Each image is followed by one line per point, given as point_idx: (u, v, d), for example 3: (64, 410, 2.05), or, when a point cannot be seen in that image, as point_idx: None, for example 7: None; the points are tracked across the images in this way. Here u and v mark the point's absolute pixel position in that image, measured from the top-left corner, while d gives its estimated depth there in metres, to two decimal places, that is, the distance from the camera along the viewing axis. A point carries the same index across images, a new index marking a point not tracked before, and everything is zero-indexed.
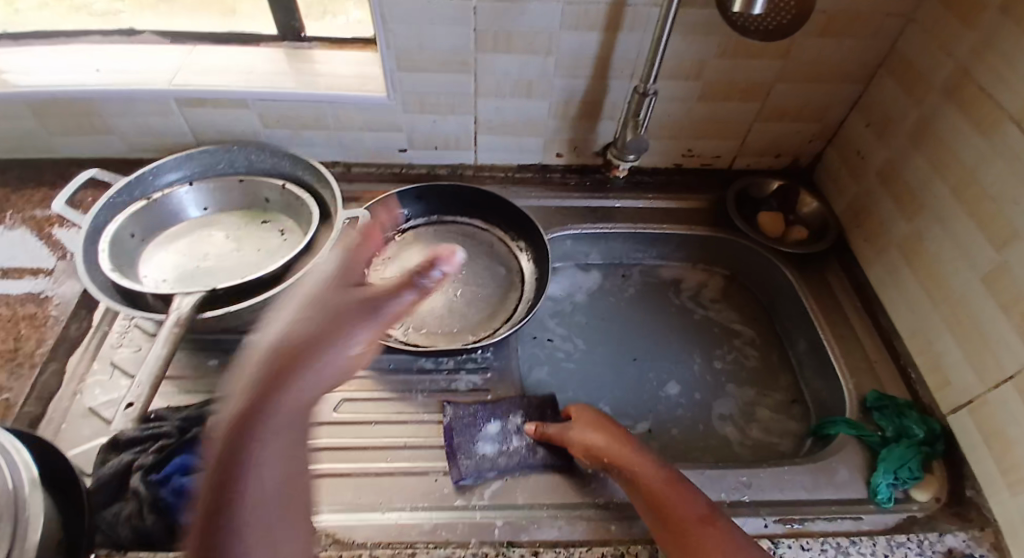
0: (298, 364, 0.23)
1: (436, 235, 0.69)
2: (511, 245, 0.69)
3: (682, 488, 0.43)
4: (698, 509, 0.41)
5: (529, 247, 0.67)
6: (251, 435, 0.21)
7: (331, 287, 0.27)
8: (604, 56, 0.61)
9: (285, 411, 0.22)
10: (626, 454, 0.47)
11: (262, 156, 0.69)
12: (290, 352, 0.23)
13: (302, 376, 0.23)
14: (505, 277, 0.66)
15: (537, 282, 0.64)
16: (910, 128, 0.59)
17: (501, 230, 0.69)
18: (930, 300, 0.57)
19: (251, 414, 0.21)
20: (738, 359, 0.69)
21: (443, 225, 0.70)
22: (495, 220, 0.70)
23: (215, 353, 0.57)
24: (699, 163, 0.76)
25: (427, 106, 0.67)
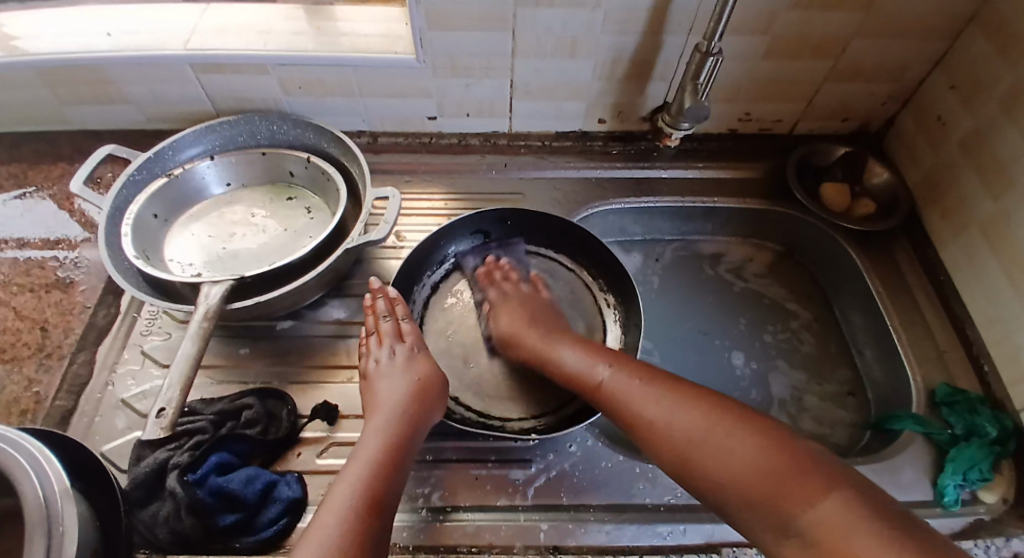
0: (389, 455, 0.41)
1: (517, 264, 0.62)
2: (598, 295, 0.60)
3: (568, 361, 0.47)
4: (573, 380, 0.46)
5: (621, 306, 0.58)
6: (366, 515, 0.36)
7: (394, 403, 0.44)
8: (660, 9, 0.54)
9: (381, 505, 0.37)
10: (557, 348, 0.49)
11: (284, 127, 0.64)
12: (382, 456, 0.40)
13: (390, 477, 0.39)
14: (585, 336, 0.57)
15: (621, 356, 0.54)
16: (1000, 94, 0.51)
17: (589, 273, 0.61)
18: (1011, 287, 0.51)
19: (369, 511, 0.36)
20: (791, 340, 0.64)
21: (524, 253, 0.62)
22: (583, 260, 0.61)
23: (245, 341, 0.55)
24: (756, 128, 0.69)
25: (459, 69, 0.61)
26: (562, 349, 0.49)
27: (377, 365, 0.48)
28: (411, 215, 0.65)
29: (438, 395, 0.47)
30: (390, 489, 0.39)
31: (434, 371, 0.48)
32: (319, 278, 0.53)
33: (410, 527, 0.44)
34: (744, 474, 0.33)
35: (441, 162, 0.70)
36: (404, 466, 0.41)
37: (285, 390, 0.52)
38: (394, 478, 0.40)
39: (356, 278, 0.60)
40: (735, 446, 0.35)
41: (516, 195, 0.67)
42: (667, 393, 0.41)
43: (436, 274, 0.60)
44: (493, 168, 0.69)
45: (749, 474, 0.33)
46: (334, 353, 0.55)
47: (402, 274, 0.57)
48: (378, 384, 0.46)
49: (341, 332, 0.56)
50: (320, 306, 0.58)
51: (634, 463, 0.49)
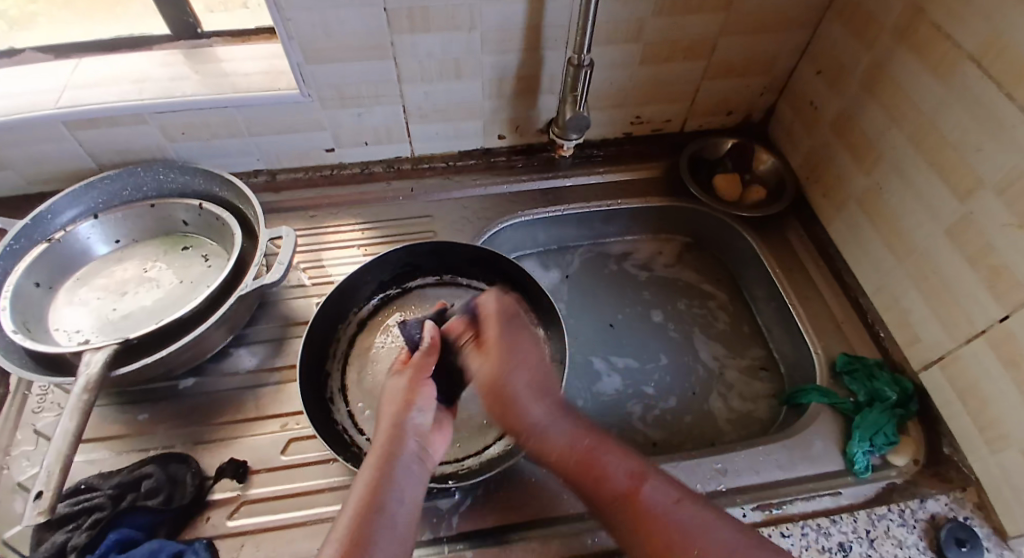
0: (393, 479, 0.37)
1: (446, 297, 0.60)
2: None
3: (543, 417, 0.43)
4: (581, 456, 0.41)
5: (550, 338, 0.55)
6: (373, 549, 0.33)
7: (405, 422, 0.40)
8: (533, 26, 0.56)
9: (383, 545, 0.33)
10: (516, 372, 0.43)
11: (171, 174, 0.62)
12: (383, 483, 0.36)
13: (393, 503, 0.35)
14: None
15: None
16: (862, 75, 0.55)
17: None
18: (893, 255, 0.55)
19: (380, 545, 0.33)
20: (707, 317, 0.67)
21: (455, 285, 0.60)
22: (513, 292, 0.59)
23: (144, 405, 0.52)
24: (649, 130, 0.71)
25: (347, 99, 0.60)
26: (514, 373, 0.43)
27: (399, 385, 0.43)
28: (319, 251, 0.64)
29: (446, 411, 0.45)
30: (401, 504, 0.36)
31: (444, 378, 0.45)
32: (218, 326, 0.51)
33: None
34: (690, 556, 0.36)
35: (346, 194, 0.68)
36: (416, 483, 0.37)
37: (190, 452, 0.49)
38: (404, 499, 0.36)
39: (265, 324, 0.58)
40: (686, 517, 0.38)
41: (425, 218, 0.67)
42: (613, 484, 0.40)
43: (364, 310, 0.57)
44: (400, 195, 0.69)
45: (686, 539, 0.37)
46: (243, 405, 0.52)
47: (325, 313, 0.53)
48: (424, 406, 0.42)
49: (250, 382, 0.54)
50: (226, 356, 0.56)
51: (558, 473, 0.48)
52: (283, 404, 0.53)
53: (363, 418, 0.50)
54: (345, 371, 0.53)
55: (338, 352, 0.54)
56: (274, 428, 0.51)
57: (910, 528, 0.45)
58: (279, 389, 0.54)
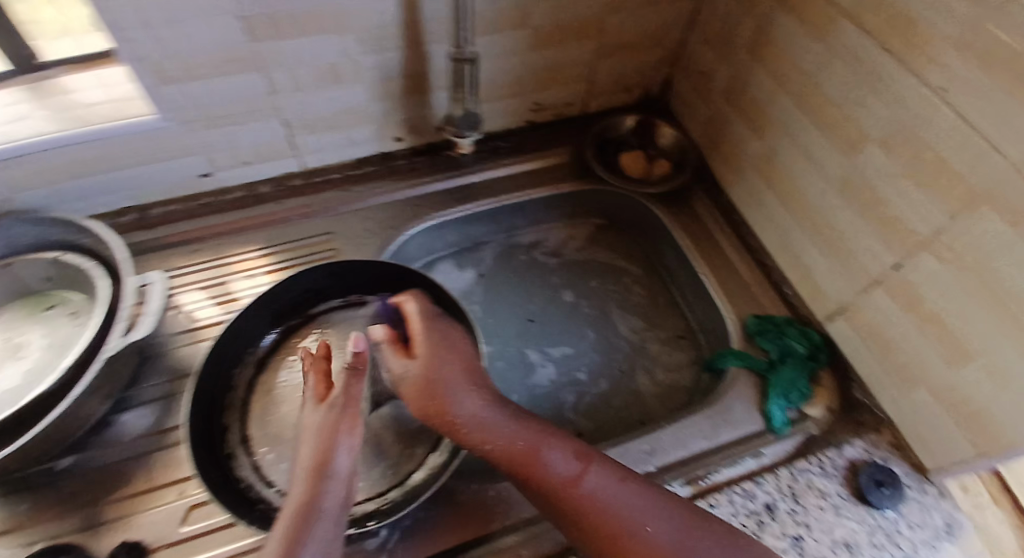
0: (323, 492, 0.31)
1: (351, 319, 0.57)
2: None
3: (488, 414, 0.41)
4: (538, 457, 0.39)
5: None
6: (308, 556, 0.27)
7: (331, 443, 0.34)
8: (412, 22, 0.52)
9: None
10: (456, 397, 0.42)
11: (20, 229, 0.53)
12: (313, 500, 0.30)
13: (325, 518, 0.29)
14: None
15: None
16: (747, 40, 0.55)
17: None
18: (791, 215, 0.56)
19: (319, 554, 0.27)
20: (624, 290, 0.68)
21: (361, 305, 0.58)
22: None
23: (20, 494, 0.46)
24: (552, 115, 0.69)
25: (217, 119, 0.55)
26: (446, 372, 0.43)
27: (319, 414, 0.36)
28: (223, 282, 0.59)
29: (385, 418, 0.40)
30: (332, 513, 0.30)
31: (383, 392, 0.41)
32: (92, 393, 0.46)
33: None
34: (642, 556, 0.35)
35: (235, 220, 0.63)
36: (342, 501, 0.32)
37: (81, 539, 0.44)
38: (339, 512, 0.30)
39: (154, 379, 0.53)
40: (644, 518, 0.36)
41: (327, 234, 0.63)
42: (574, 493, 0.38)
43: (263, 346, 0.54)
44: (293, 214, 0.64)
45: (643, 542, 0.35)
46: (139, 475, 0.48)
47: (215, 357, 0.49)
48: (346, 426, 0.35)
49: (144, 449, 0.49)
50: (108, 426, 0.50)
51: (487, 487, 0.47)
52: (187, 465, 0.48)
53: (270, 466, 0.47)
54: (246, 416, 0.50)
55: (236, 398, 0.50)
56: (180, 493, 0.47)
57: (831, 477, 0.47)
58: (180, 449, 0.49)
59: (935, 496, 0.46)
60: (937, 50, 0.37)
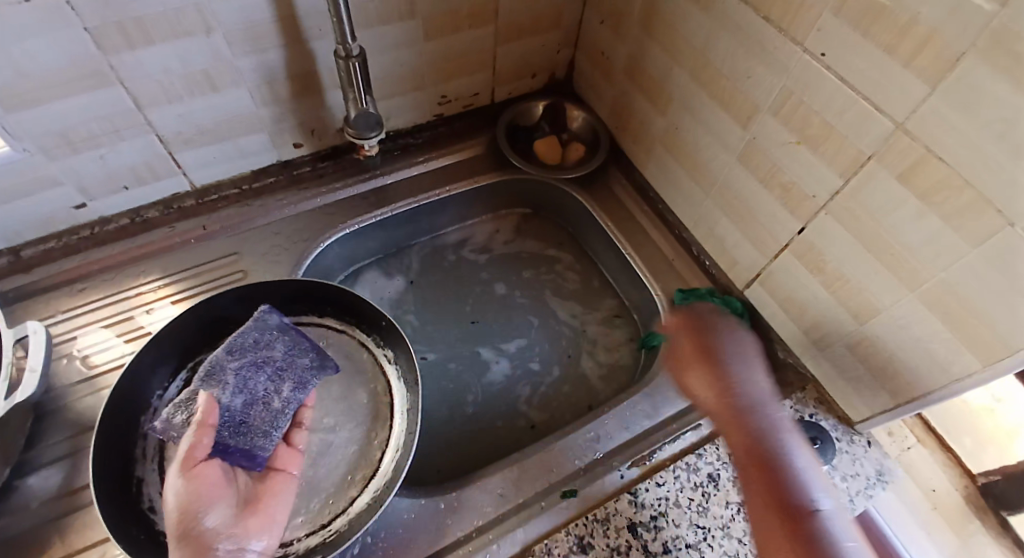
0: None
1: None
2: (376, 353, 0.53)
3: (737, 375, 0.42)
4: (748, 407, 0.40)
5: (398, 356, 0.52)
6: None
7: (209, 530, 0.33)
8: (286, 17, 0.48)
9: None
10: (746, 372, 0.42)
11: None
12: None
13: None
14: (371, 405, 0.50)
15: (410, 410, 0.49)
16: (638, 17, 0.55)
17: (360, 330, 0.54)
18: (700, 188, 0.57)
19: None
20: (555, 281, 0.68)
21: None
22: (348, 318, 0.54)
23: None
24: (461, 107, 0.66)
25: (79, 144, 0.49)
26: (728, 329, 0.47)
27: (186, 483, 0.34)
28: (129, 316, 0.54)
29: (260, 483, 0.39)
30: None
31: (247, 454, 0.38)
32: None
33: None
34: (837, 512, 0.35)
35: (125, 252, 0.57)
36: None
37: None
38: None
39: (51, 439, 0.48)
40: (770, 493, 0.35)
41: (232, 255, 0.58)
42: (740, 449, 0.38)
43: (173, 387, 0.48)
44: (192, 237, 0.59)
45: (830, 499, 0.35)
46: (44, 549, 0.43)
47: (114, 409, 0.43)
48: (219, 503, 0.35)
49: (47, 518, 0.44)
50: (13, 491, 0.45)
51: (438, 500, 0.46)
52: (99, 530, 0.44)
53: None
54: (165, 466, 0.45)
55: (150, 449, 0.45)
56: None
57: None
58: (89, 513, 0.45)
59: (863, 446, 0.49)
60: (817, 17, 0.37)
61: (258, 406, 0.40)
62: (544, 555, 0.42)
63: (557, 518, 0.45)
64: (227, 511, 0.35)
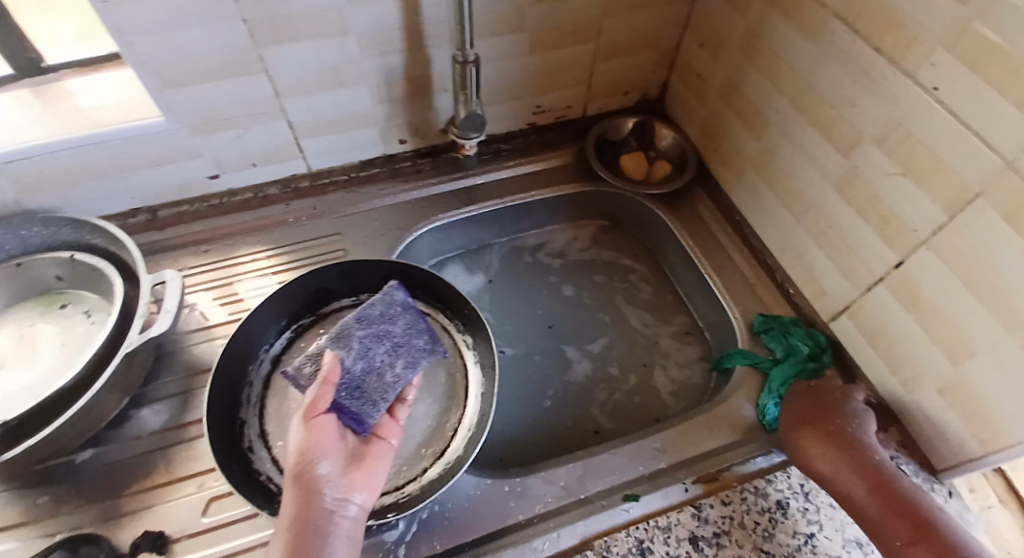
0: (313, 546, 0.32)
1: None
2: (456, 337, 0.56)
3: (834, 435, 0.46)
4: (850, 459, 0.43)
5: (479, 344, 0.55)
6: None
7: (319, 478, 0.35)
8: (412, 26, 0.53)
9: None
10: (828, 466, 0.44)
11: (32, 229, 0.55)
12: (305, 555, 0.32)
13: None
14: (449, 384, 0.54)
15: (485, 395, 0.52)
16: (741, 42, 0.56)
17: (443, 315, 0.57)
18: (791, 214, 0.57)
19: None
20: (629, 290, 0.69)
21: None
22: (433, 302, 0.57)
23: (39, 490, 0.47)
24: (552, 118, 0.70)
25: (222, 123, 0.55)
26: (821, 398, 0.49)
27: (306, 432, 0.37)
28: (235, 279, 0.60)
29: (365, 446, 0.41)
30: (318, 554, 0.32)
31: (357, 418, 0.40)
32: (105, 390, 0.47)
33: None
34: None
35: (244, 222, 0.64)
36: (349, 542, 0.34)
37: (99, 532, 0.45)
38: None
39: (166, 377, 0.54)
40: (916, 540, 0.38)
41: (335, 235, 0.64)
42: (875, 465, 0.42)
43: (276, 345, 0.54)
44: (302, 215, 0.65)
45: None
46: (153, 472, 0.48)
47: (230, 355, 0.49)
48: (331, 455, 0.37)
49: (158, 444, 0.50)
50: (128, 419, 0.51)
51: (503, 483, 0.47)
52: (200, 462, 0.49)
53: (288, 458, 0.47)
54: (263, 412, 0.50)
55: (253, 396, 0.50)
56: (195, 488, 0.47)
57: None
58: (194, 446, 0.50)
59: (945, 496, 0.48)
60: (929, 51, 0.38)
61: (374, 375, 0.42)
62: (604, 551, 0.42)
63: (616, 519, 0.45)
64: (338, 464, 0.38)
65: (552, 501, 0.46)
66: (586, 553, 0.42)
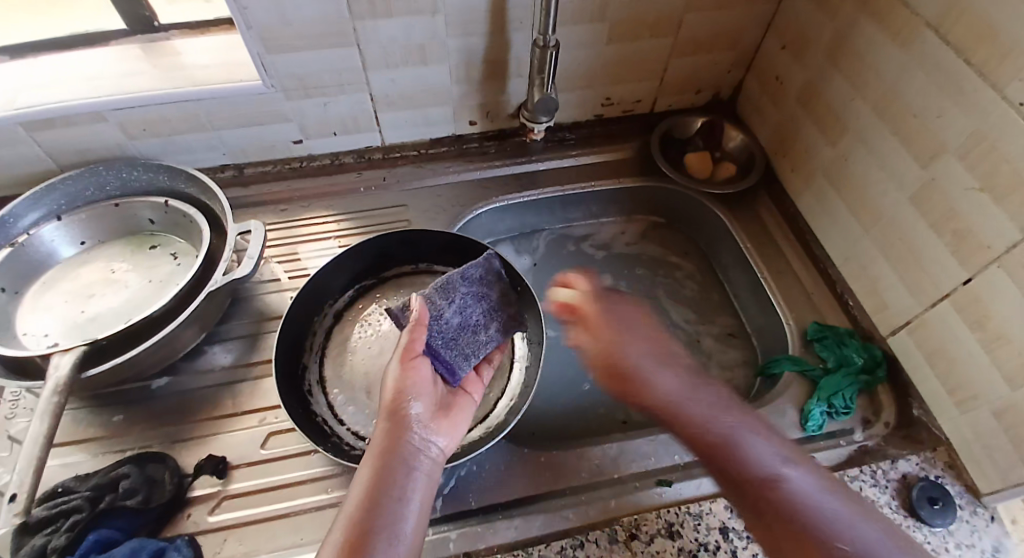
0: (397, 475, 0.35)
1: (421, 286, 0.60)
2: None
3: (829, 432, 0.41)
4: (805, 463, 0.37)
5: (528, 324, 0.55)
6: (377, 531, 0.32)
7: (409, 416, 0.38)
8: (497, 9, 0.55)
9: (388, 531, 0.32)
10: (654, 378, 0.44)
11: (134, 173, 0.60)
12: (389, 480, 0.34)
13: (400, 503, 0.34)
14: None
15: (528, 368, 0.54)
16: (825, 45, 0.56)
17: None
18: (860, 224, 0.56)
19: (384, 528, 0.32)
20: (675, 286, 0.69)
21: (433, 274, 0.60)
22: None
23: (119, 407, 0.51)
24: (619, 111, 0.71)
25: (311, 90, 0.59)
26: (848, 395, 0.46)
27: (402, 371, 0.41)
28: (305, 238, 0.64)
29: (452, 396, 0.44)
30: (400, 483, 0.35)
31: (451, 367, 0.43)
32: (189, 325, 0.51)
33: None
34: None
35: (318, 186, 0.68)
36: (428, 478, 0.36)
37: (168, 451, 0.49)
38: (415, 502, 0.35)
39: (237, 320, 0.58)
40: (855, 525, 0.32)
41: (400, 207, 0.66)
42: (825, 471, 0.36)
43: (339, 302, 0.57)
44: (371, 185, 0.68)
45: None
46: (219, 403, 0.52)
47: (300, 303, 0.53)
48: (423, 396, 0.40)
49: (225, 379, 0.53)
50: (200, 354, 0.55)
51: (539, 453, 0.49)
52: (262, 400, 0.52)
53: (341, 405, 0.51)
54: (322, 359, 0.54)
55: (314, 345, 0.54)
56: (255, 423, 0.51)
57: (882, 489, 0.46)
58: (257, 385, 0.53)
59: (985, 521, 0.45)
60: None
61: (468, 330, 0.46)
62: (633, 529, 0.42)
63: (649, 501, 0.45)
64: (427, 406, 0.41)
65: (588, 478, 0.47)
66: (615, 527, 0.43)
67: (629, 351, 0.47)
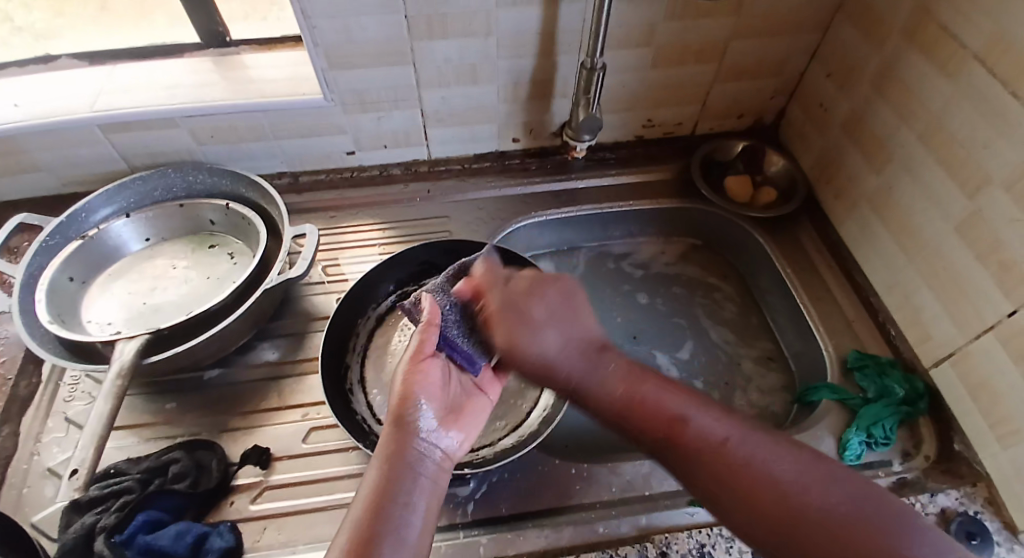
0: (402, 481, 0.35)
1: None
2: None
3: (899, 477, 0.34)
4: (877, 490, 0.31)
5: None
6: (380, 538, 0.31)
7: (416, 421, 0.38)
8: (548, 32, 0.58)
9: (392, 539, 0.32)
10: (537, 336, 0.41)
11: (199, 176, 0.64)
12: (393, 487, 0.34)
13: (405, 509, 0.34)
14: None
15: None
16: (872, 75, 0.56)
17: None
18: (904, 253, 0.55)
19: (389, 534, 0.32)
20: (713, 306, 0.69)
21: None
22: None
23: (172, 395, 0.54)
24: (660, 133, 0.73)
25: (368, 104, 0.62)
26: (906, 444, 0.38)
27: (413, 371, 0.40)
28: (352, 245, 0.67)
29: (464, 399, 0.43)
30: (403, 491, 0.34)
31: (465, 359, 0.43)
32: (244, 321, 0.53)
33: (432, 551, 0.43)
34: (834, 552, 0.28)
35: (366, 195, 0.71)
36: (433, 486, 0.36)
37: (216, 439, 0.51)
38: (419, 507, 0.34)
39: (285, 319, 0.60)
40: (822, 486, 0.30)
41: (442, 218, 0.69)
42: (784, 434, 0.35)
43: (382, 307, 0.59)
44: (417, 196, 0.71)
45: (849, 529, 0.28)
46: (265, 397, 0.54)
47: (346, 305, 0.56)
48: (432, 398, 0.40)
49: (271, 374, 0.56)
50: (250, 350, 0.58)
51: (570, 465, 0.49)
52: (305, 396, 0.54)
53: (379, 405, 0.53)
54: (364, 360, 0.56)
55: (357, 346, 0.56)
56: (298, 418, 0.53)
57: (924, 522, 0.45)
58: (301, 381, 0.55)
59: None
60: None
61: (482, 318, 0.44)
62: (663, 547, 0.42)
63: (681, 519, 0.45)
64: (436, 409, 0.40)
65: (620, 492, 0.47)
66: (645, 544, 0.42)
67: (501, 285, 0.44)
